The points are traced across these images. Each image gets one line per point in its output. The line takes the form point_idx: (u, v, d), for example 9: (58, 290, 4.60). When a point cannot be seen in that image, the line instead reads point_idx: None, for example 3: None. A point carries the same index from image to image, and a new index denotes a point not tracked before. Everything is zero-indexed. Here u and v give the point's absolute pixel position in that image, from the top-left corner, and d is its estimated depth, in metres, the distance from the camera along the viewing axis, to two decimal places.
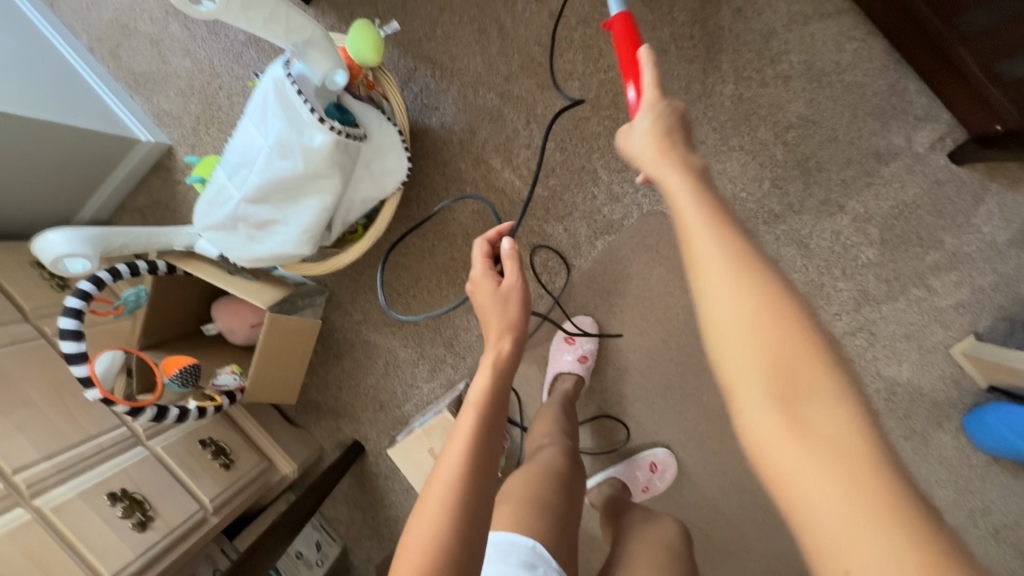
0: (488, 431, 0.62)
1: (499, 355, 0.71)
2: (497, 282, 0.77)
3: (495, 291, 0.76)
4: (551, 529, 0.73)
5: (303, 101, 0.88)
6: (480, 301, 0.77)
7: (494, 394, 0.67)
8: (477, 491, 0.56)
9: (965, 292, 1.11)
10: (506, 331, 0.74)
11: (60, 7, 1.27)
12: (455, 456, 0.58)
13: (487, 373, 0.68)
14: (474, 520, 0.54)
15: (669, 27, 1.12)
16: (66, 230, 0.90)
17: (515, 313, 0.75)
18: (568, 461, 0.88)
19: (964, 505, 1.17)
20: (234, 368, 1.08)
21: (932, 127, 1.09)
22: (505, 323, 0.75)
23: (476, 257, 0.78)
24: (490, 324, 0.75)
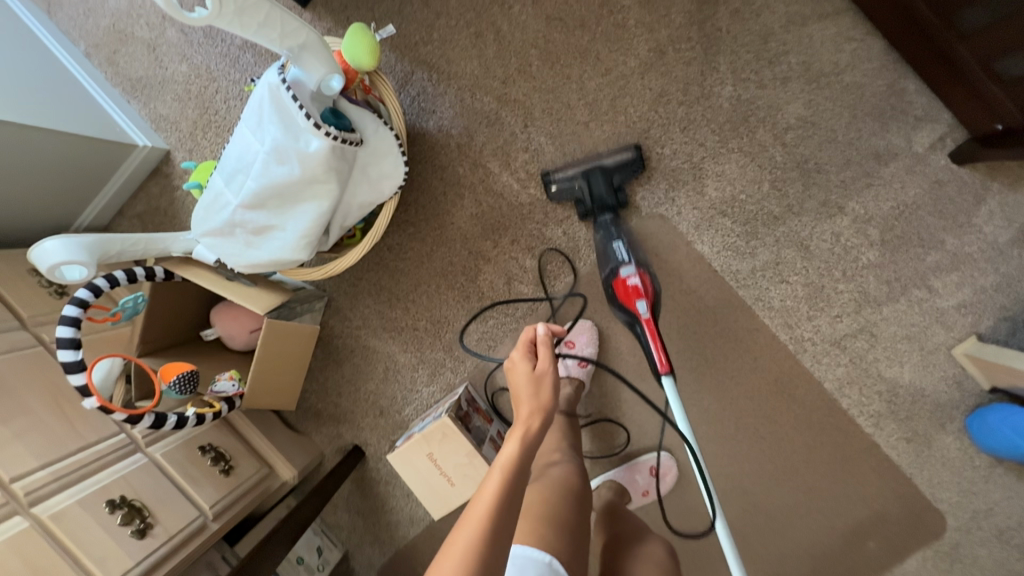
0: (503, 513, 0.60)
1: (524, 432, 0.71)
2: (532, 366, 0.79)
3: (530, 372, 0.79)
4: (560, 537, 0.72)
5: (298, 106, 0.87)
6: (515, 384, 0.79)
7: (515, 470, 0.66)
8: (488, 568, 0.53)
9: (966, 292, 1.11)
10: (536, 412, 0.74)
11: (58, 14, 1.28)
12: (466, 538, 0.56)
13: (513, 444, 0.68)
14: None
15: (667, 29, 1.12)
16: (62, 237, 0.90)
17: (546, 399, 0.76)
18: (580, 479, 0.87)
19: (967, 508, 1.16)
20: (233, 374, 1.06)
21: (932, 126, 1.08)
22: (536, 406, 0.75)
23: (522, 344, 0.83)
24: (521, 404, 0.76)
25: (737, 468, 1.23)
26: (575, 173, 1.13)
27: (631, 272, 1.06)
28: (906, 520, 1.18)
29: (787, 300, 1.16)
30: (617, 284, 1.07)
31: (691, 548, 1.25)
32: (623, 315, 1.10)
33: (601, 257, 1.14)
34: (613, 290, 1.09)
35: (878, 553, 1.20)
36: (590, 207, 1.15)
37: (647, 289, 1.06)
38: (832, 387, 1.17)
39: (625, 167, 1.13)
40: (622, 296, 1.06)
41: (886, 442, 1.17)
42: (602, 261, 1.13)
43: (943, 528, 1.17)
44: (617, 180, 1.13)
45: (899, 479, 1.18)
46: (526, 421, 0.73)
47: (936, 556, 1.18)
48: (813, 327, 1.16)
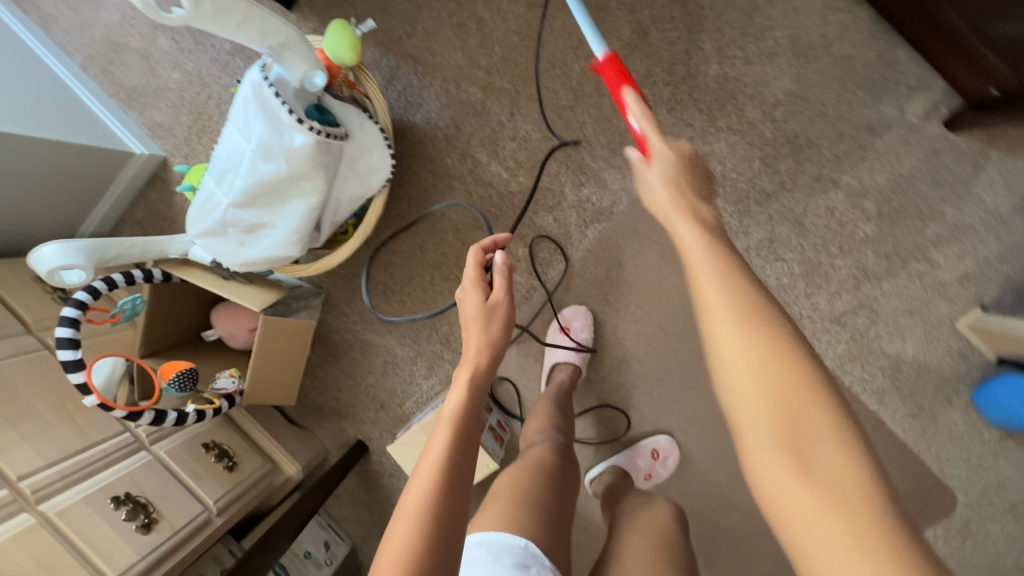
0: (459, 450, 0.61)
1: (474, 370, 0.71)
2: (480, 301, 0.75)
3: (478, 305, 0.75)
4: (540, 524, 0.72)
5: (282, 104, 0.89)
6: (464, 317, 0.76)
7: (467, 408, 0.67)
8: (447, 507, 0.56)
9: (968, 263, 1.08)
10: (483, 347, 0.73)
11: (53, 28, 1.30)
12: (424, 477, 0.58)
13: (460, 390, 0.68)
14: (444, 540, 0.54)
15: (648, 9, 1.11)
16: (60, 242, 0.92)
17: (495, 337, 0.75)
18: (559, 458, 0.89)
19: (978, 483, 1.14)
20: (232, 371, 1.09)
21: (925, 96, 1.06)
22: (487, 342, 0.73)
23: (469, 276, 0.76)
24: (469, 339, 0.74)
25: None
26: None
27: None
28: (915, 497, 1.17)
29: (784, 279, 1.14)
30: None
31: (696, 532, 1.24)
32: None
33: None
34: None
35: None
36: None
37: None
38: (833, 365, 1.16)
39: None
40: None
41: (892, 419, 1.15)
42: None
43: (954, 504, 1.15)
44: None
45: (907, 456, 1.16)
46: (475, 358, 0.72)
47: (947, 533, 1.17)
48: (811, 304, 1.14)
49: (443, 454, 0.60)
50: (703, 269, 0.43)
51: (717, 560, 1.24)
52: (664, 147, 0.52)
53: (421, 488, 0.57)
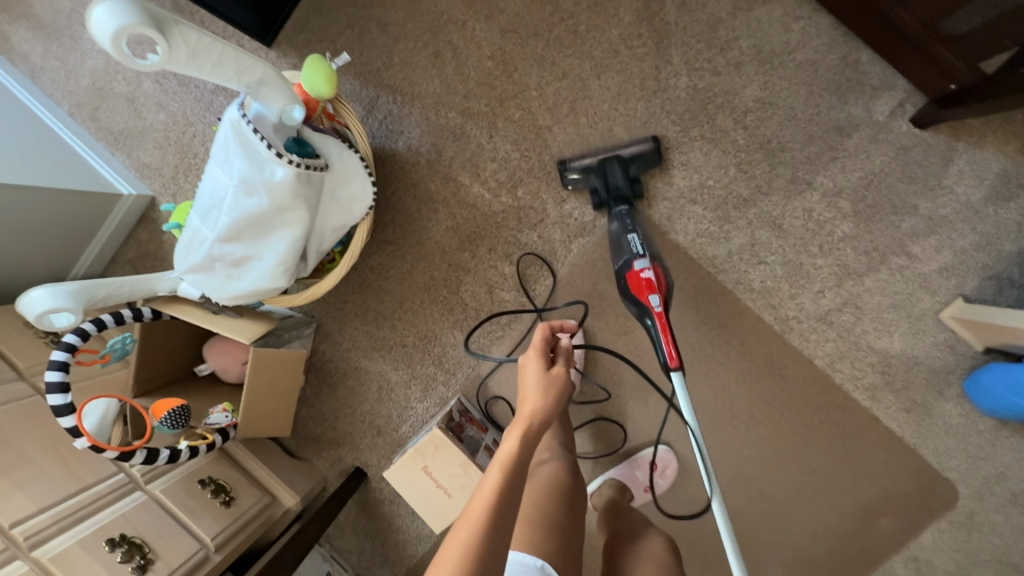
0: (505, 503, 0.61)
1: (526, 430, 0.71)
2: (546, 367, 0.79)
3: (542, 373, 0.77)
4: (549, 539, 0.71)
5: (260, 139, 0.91)
6: (524, 380, 0.79)
7: (515, 466, 0.66)
8: (493, 548, 0.56)
9: (946, 255, 1.10)
10: (538, 414, 0.73)
11: (40, 77, 1.33)
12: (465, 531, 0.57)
13: (512, 447, 0.68)
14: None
15: (617, 29, 1.15)
16: (49, 286, 0.94)
17: (554, 405, 0.75)
18: (571, 477, 0.87)
19: (978, 474, 1.14)
20: (225, 406, 1.09)
21: (889, 95, 1.09)
22: (542, 407, 0.74)
23: (540, 342, 0.82)
24: (526, 402, 0.75)
25: (738, 454, 1.21)
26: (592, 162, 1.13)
27: (646, 268, 0.99)
28: (917, 492, 1.16)
29: (768, 281, 1.16)
30: (629, 273, 1.01)
31: (701, 541, 1.24)
32: (632, 307, 1.03)
33: (614, 246, 1.09)
34: (625, 277, 1.02)
35: (893, 529, 1.18)
36: (606, 195, 1.14)
37: (660, 281, 1.00)
38: (824, 364, 1.16)
39: (642, 154, 1.13)
40: (634, 286, 1.00)
41: (887, 414, 1.16)
42: (615, 250, 1.08)
43: (956, 497, 1.15)
44: (633, 172, 1.14)
45: (904, 451, 1.16)
46: (529, 421, 0.72)
47: (951, 527, 1.16)
48: (797, 304, 1.15)
49: (487, 509, 0.60)
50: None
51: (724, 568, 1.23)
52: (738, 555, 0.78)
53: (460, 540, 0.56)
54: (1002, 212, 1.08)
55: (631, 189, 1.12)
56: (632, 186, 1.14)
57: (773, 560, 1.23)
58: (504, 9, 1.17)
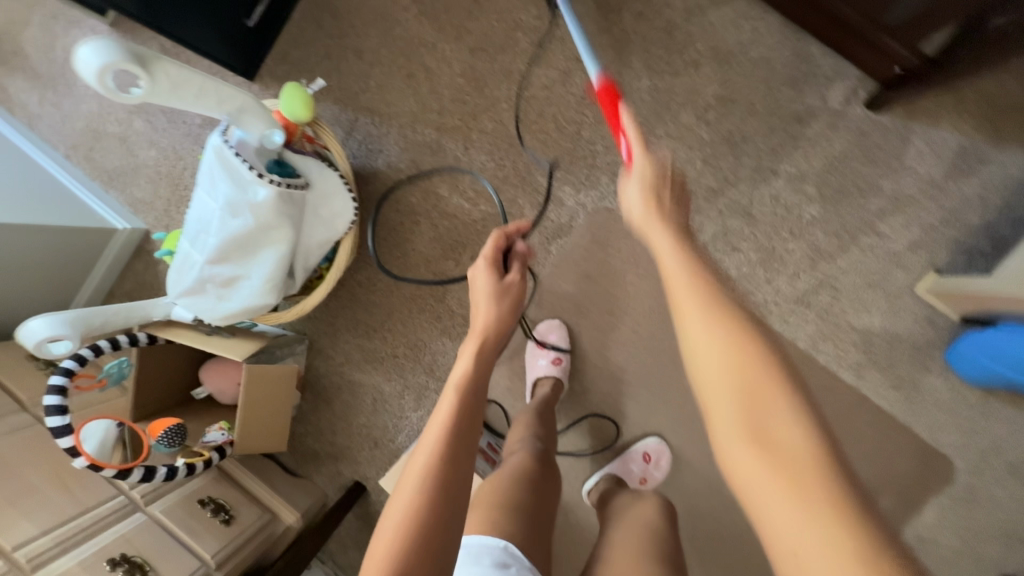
0: (470, 406, 0.68)
1: (479, 346, 0.76)
2: (498, 279, 0.81)
3: (496, 284, 0.81)
4: (513, 521, 0.73)
5: (242, 163, 0.96)
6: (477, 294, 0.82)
7: (473, 378, 0.72)
8: (461, 443, 0.63)
9: (915, 231, 1.13)
10: (492, 327, 0.78)
11: (38, 124, 1.40)
12: (434, 435, 0.63)
13: (469, 359, 0.74)
14: (455, 471, 0.61)
15: (578, 40, 1.21)
16: (46, 315, 0.97)
17: (508, 315, 0.80)
18: (540, 464, 0.89)
19: (971, 446, 1.14)
20: (221, 424, 1.14)
21: (843, 83, 1.13)
22: (495, 319, 0.79)
23: (489, 253, 0.83)
24: (481, 315, 0.79)
25: None
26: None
27: None
28: (913, 469, 1.16)
29: (744, 269, 1.19)
30: None
31: (702, 533, 1.23)
32: None
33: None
34: None
35: (892, 508, 1.18)
36: None
37: None
38: (806, 346, 1.18)
39: None
40: None
41: (875, 392, 1.17)
42: None
43: (952, 472, 1.15)
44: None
45: (896, 428, 1.17)
46: (484, 333, 0.77)
47: (952, 502, 1.16)
48: (775, 289, 1.18)
49: (450, 416, 0.66)
50: (669, 262, 0.51)
51: (728, 558, 1.23)
52: (643, 157, 0.58)
53: (429, 446, 0.63)
54: (965, 186, 1.11)
55: None
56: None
57: None
58: (471, 29, 1.24)
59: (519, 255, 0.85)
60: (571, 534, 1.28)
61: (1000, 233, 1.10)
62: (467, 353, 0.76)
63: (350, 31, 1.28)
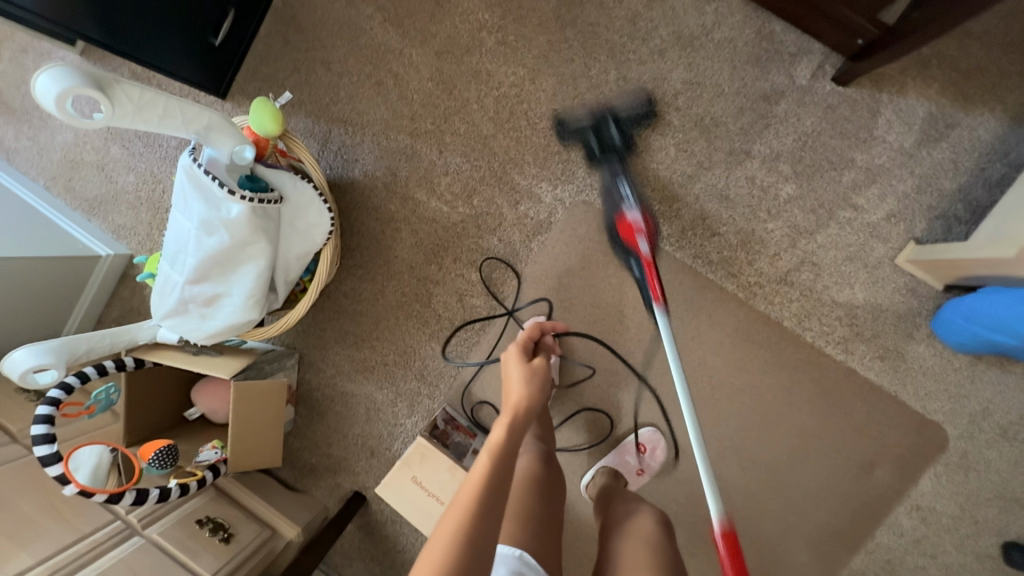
0: (504, 467, 0.67)
1: (513, 416, 0.77)
2: (527, 361, 0.89)
3: (524, 366, 0.88)
4: (524, 527, 0.74)
5: (212, 180, 0.97)
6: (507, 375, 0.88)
7: (505, 448, 0.70)
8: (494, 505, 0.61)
9: (890, 202, 1.13)
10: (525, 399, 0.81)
11: (17, 159, 1.42)
12: (464, 501, 0.61)
13: (504, 424, 0.75)
14: (486, 528, 0.58)
15: (543, 36, 1.21)
16: (30, 346, 0.99)
17: (538, 392, 0.85)
18: (543, 468, 0.89)
19: (963, 412, 1.14)
20: (214, 443, 1.14)
21: (808, 58, 1.14)
22: (527, 397, 0.82)
23: (520, 339, 0.94)
24: (512, 391, 0.84)
25: (724, 425, 1.22)
26: (587, 120, 1.18)
27: (635, 216, 1.12)
28: (907, 439, 1.16)
29: (724, 252, 1.19)
30: (620, 220, 1.15)
31: (703, 518, 1.24)
32: (621, 248, 1.19)
33: (606, 196, 1.20)
34: (615, 224, 1.17)
35: (890, 480, 1.18)
36: (598, 146, 1.18)
37: (647, 223, 1.14)
38: (792, 324, 1.18)
39: (635, 111, 1.18)
40: (625, 234, 1.14)
41: (863, 365, 1.17)
42: (606, 200, 1.20)
43: (945, 439, 1.15)
44: (625, 127, 1.18)
45: (886, 400, 1.16)
46: (516, 405, 0.80)
47: (948, 470, 1.15)
48: (756, 270, 1.18)
49: (480, 484, 0.63)
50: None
51: None
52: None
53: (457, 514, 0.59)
54: (936, 152, 1.12)
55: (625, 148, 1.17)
56: (625, 141, 1.18)
57: (777, 528, 1.22)
58: (436, 33, 1.24)
59: (546, 346, 0.96)
60: (572, 528, 1.28)
61: (974, 196, 1.11)
62: (500, 424, 0.76)
63: (317, 43, 1.29)
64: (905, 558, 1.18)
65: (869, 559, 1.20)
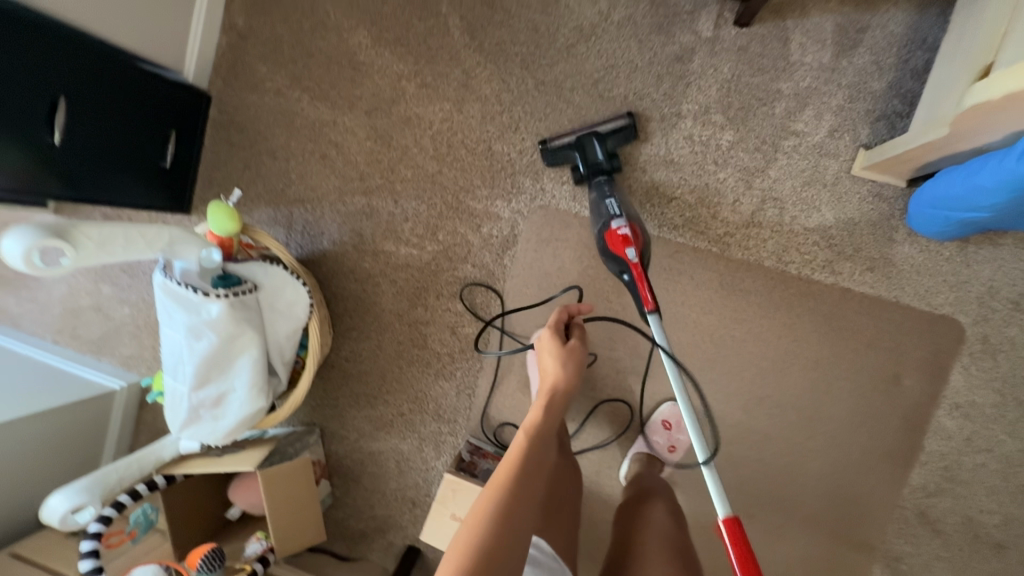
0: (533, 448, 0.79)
1: (548, 400, 0.87)
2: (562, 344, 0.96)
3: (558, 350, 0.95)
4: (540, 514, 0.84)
5: (187, 289, 1.02)
6: (541, 356, 0.96)
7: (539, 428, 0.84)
8: (525, 479, 0.74)
9: (828, 118, 1.15)
10: (559, 384, 0.90)
11: (24, 322, 1.51)
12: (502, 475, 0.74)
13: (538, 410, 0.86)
14: (520, 497, 0.71)
15: (458, 67, 1.27)
16: (64, 489, 1.06)
17: (571, 373, 0.92)
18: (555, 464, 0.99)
19: (970, 298, 1.12)
20: (258, 534, 1.18)
21: (706, 12, 1.18)
22: (561, 378, 0.90)
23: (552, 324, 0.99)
24: (546, 375, 0.92)
25: (741, 379, 1.20)
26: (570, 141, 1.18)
27: (620, 222, 1.05)
28: (924, 340, 1.14)
29: (687, 213, 1.20)
30: (606, 232, 1.06)
31: (749, 475, 1.21)
32: (613, 267, 1.08)
33: (595, 212, 1.13)
34: (603, 237, 1.08)
35: (922, 386, 1.15)
36: (585, 168, 1.17)
37: (636, 233, 1.06)
38: (774, 263, 1.18)
39: (618, 133, 1.18)
40: (611, 242, 1.05)
41: (855, 281, 1.16)
42: (596, 216, 1.13)
43: (963, 330, 1.12)
44: (609, 147, 1.17)
45: (890, 307, 1.15)
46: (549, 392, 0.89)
47: (976, 358, 1.13)
48: (722, 221, 1.19)
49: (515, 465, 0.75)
50: None
51: (780, 492, 1.21)
52: None
53: (496, 486, 0.72)
54: (856, 59, 1.13)
55: (610, 167, 1.16)
56: (610, 160, 1.17)
57: (826, 466, 1.19)
58: (361, 95, 1.31)
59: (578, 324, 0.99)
60: None
61: (906, 88, 1.12)
62: (535, 407, 0.87)
63: (258, 137, 1.37)
64: (963, 460, 1.14)
65: (928, 471, 1.16)
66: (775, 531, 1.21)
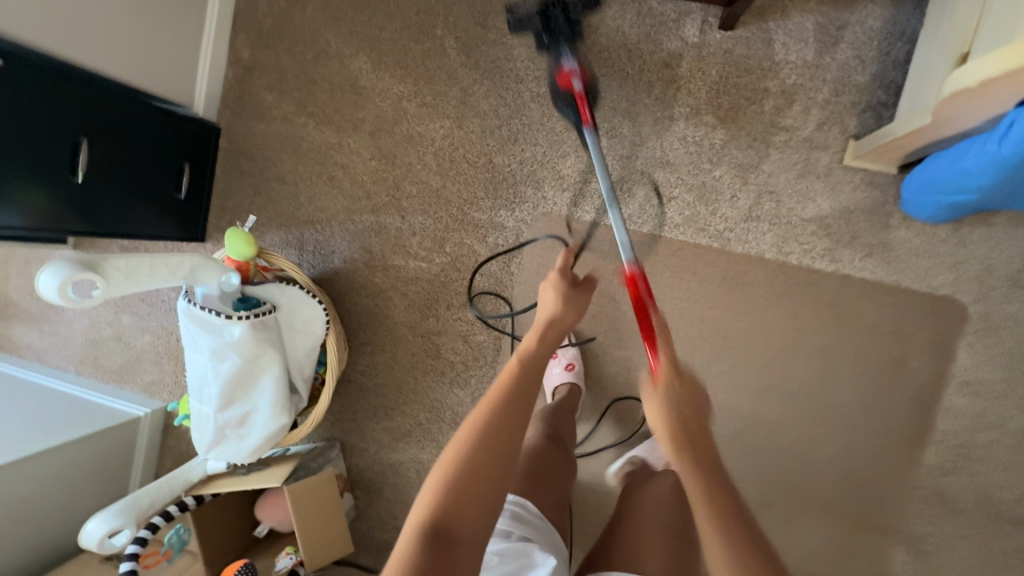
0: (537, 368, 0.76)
1: (550, 329, 0.83)
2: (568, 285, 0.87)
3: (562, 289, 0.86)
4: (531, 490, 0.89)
5: (210, 314, 1.06)
6: (546, 293, 0.88)
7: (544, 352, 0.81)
8: (527, 393, 0.72)
9: (816, 112, 1.19)
10: (568, 317, 0.85)
11: (48, 356, 1.55)
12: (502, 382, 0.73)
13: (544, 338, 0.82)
14: (518, 403, 0.70)
15: (456, 85, 1.32)
16: (100, 514, 1.08)
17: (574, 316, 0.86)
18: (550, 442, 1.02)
19: (969, 277, 1.15)
20: (287, 550, 1.21)
21: (691, 18, 1.22)
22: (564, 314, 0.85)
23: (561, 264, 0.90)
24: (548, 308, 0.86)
25: (750, 370, 1.23)
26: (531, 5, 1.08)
27: (571, 66, 1.00)
28: (927, 321, 1.16)
29: (686, 211, 1.24)
30: (558, 74, 1.02)
31: (765, 465, 1.23)
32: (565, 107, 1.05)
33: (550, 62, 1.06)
34: (555, 76, 1.03)
35: (928, 366, 1.17)
36: (544, 23, 1.06)
37: (584, 71, 1.02)
38: (774, 254, 1.21)
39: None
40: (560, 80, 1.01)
41: (854, 268, 1.19)
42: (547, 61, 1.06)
43: (964, 309, 1.15)
44: (572, 12, 1.08)
45: (891, 291, 1.18)
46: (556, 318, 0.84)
47: (979, 336, 1.15)
48: (721, 217, 1.22)
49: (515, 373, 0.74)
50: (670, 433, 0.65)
51: (797, 479, 1.23)
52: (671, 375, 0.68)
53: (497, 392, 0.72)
54: (839, 55, 1.17)
55: (570, 24, 1.07)
56: (572, 26, 1.08)
57: (840, 451, 1.21)
58: (364, 117, 1.36)
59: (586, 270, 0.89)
60: None
61: (890, 79, 1.16)
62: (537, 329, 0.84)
63: (267, 164, 1.42)
64: (974, 437, 1.17)
65: (940, 450, 1.18)
66: (795, 518, 1.23)
